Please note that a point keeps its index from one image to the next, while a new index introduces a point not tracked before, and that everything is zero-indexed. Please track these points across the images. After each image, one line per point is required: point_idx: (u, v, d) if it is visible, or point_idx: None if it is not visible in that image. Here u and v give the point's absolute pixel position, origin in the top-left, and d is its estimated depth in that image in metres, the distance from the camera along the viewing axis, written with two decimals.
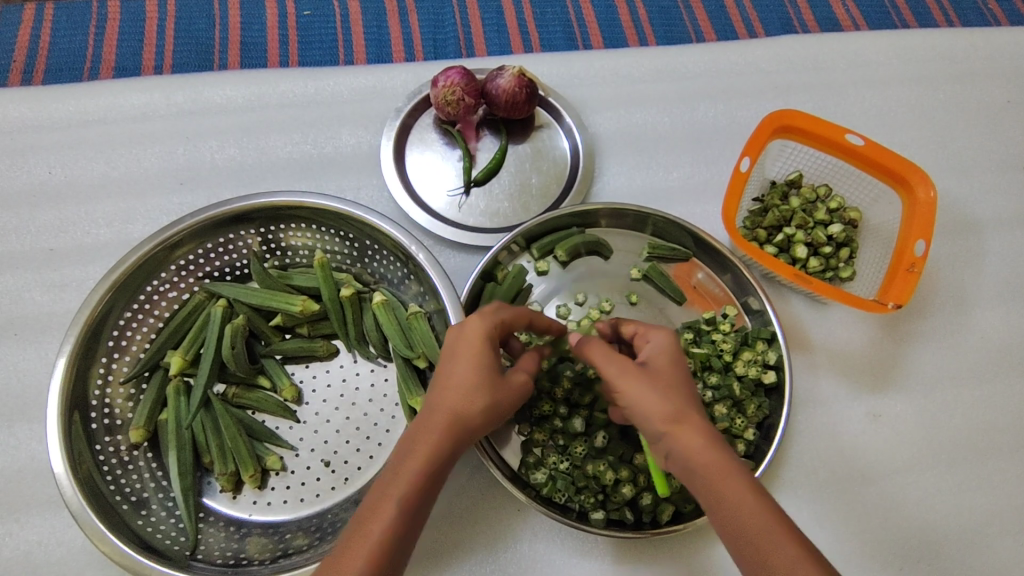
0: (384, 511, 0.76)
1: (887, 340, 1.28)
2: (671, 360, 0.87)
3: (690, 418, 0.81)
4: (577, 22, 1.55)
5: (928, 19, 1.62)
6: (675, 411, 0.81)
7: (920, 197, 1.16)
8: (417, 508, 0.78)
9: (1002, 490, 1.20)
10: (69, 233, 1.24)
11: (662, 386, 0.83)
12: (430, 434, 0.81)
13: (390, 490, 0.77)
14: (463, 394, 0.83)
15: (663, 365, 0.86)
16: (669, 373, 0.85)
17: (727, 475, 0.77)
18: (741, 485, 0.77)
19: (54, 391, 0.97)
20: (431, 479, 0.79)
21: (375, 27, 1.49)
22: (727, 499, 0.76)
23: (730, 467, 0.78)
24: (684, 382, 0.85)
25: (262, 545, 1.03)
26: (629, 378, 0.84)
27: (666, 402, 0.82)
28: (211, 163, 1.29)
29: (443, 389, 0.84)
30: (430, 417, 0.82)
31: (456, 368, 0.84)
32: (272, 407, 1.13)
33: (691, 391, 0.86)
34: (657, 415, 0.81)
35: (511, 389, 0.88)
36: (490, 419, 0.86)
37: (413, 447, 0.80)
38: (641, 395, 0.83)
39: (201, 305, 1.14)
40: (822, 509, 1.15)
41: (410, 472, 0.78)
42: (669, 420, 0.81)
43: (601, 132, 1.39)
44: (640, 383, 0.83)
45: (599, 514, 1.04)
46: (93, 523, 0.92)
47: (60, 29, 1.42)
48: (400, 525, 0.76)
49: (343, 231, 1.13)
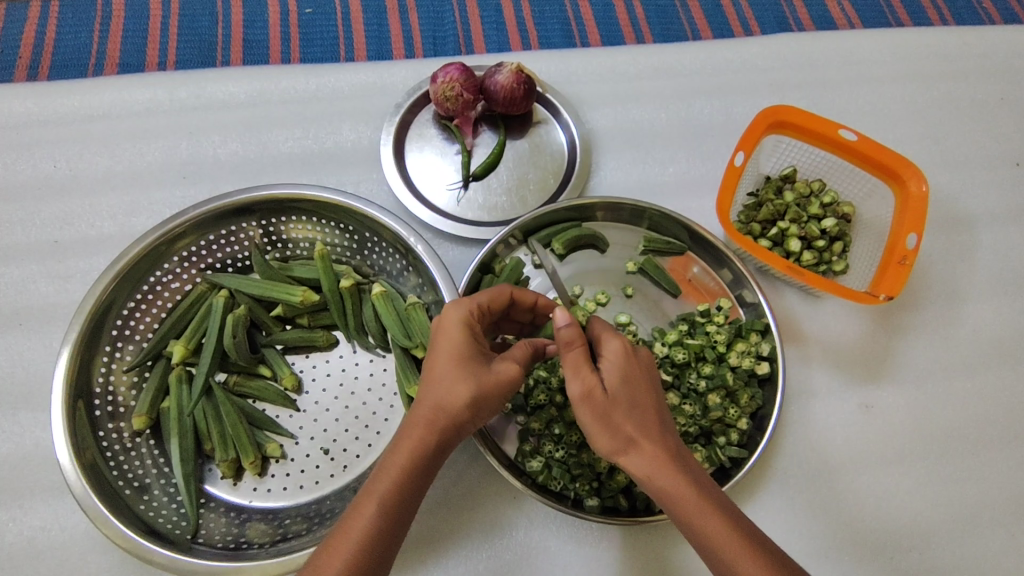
0: (365, 509, 0.78)
1: (879, 332, 1.29)
2: (627, 379, 0.85)
3: (642, 444, 0.81)
4: (575, 20, 1.57)
5: (922, 18, 1.63)
6: (625, 440, 0.82)
7: (912, 191, 1.18)
8: (399, 505, 0.79)
9: (991, 480, 1.22)
10: (74, 225, 1.26)
11: (615, 416, 0.82)
12: (413, 431, 0.82)
13: (370, 490, 0.79)
14: (446, 387, 0.83)
15: (617, 389, 0.83)
16: (625, 397, 0.83)
17: (684, 496, 0.79)
18: (702, 501, 0.79)
19: (59, 379, 0.99)
20: (413, 475, 0.80)
21: (375, 25, 1.51)
22: (688, 519, 0.80)
23: (687, 487, 0.80)
24: (641, 402, 0.84)
25: (261, 530, 1.04)
26: (585, 407, 0.83)
27: (616, 432, 0.82)
28: (213, 157, 1.31)
29: (426, 384, 0.85)
30: (415, 412, 0.84)
31: (436, 363, 0.85)
32: (272, 396, 1.14)
33: (652, 406, 0.85)
34: (608, 444, 0.83)
35: (500, 377, 0.85)
36: (479, 412, 0.85)
37: (399, 442, 0.82)
38: (594, 426, 0.83)
39: (203, 296, 1.16)
40: (815, 498, 1.17)
41: (391, 469, 0.80)
42: (618, 450, 0.82)
43: (598, 127, 1.41)
44: (595, 414, 0.83)
45: (593, 501, 1.07)
46: (96, 507, 0.94)
47: (65, 26, 1.44)
48: (384, 522, 0.77)
49: (343, 223, 1.15)
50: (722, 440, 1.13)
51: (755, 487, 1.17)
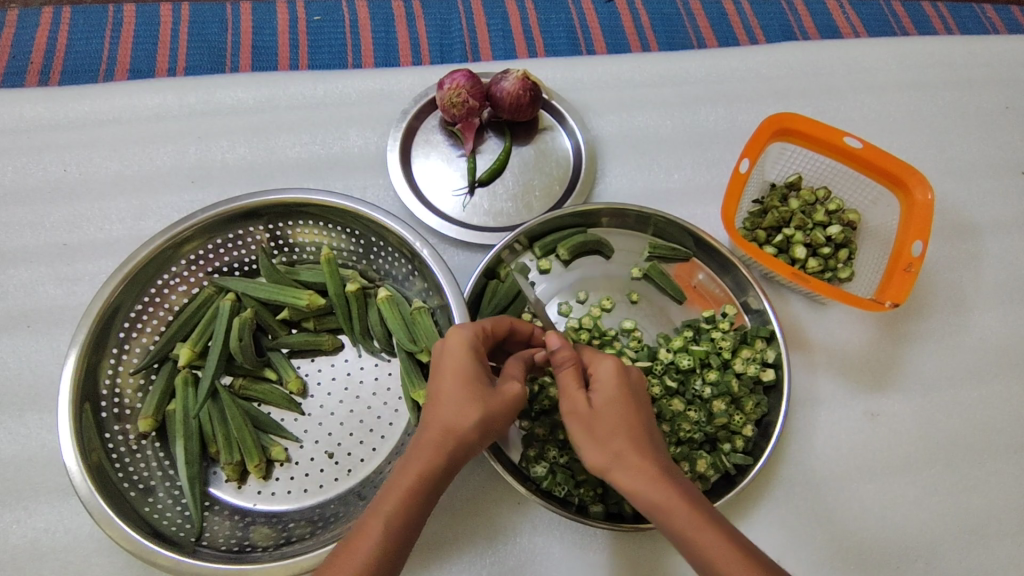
0: (372, 528, 0.76)
1: (885, 340, 1.29)
2: (614, 395, 0.85)
3: (629, 458, 0.80)
4: (580, 27, 1.59)
5: (927, 27, 1.66)
6: (613, 454, 0.81)
7: (918, 199, 1.17)
8: (406, 526, 0.77)
9: (999, 490, 1.21)
10: (83, 228, 1.27)
11: (602, 431, 0.83)
12: (423, 452, 0.80)
13: (378, 506, 0.78)
14: (454, 408, 0.83)
15: (603, 405, 0.84)
16: (613, 407, 0.84)
17: (675, 509, 0.77)
18: (694, 515, 0.76)
19: (66, 381, 0.99)
20: (422, 494, 0.79)
21: (383, 32, 1.53)
22: (680, 534, 0.76)
23: (678, 500, 0.77)
24: (627, 417, 0.84)
25: (265, 533, 1.04)
26: (573, 422, 0.85)
27: (602, 448, 0.82)
28: (221, 161, 1.32)
29: (434, 406, 0.84)
30: (424, 434, 0.83)
31: (445, 384, 0.85)
32: (278, 400, 1.15)
33: (641, 421, 0.84)
34: (595, 459, 0.82)
35: (507, 398, 0.86)
36: (489, 432, 0.85)
37: (409, 463, 0.80)
38: (583, 443, 0.84)
39: (210, 299, 1.17)
40: (820, 506, 1.16)
41: (400, 488, 0.78)
42: (605, 465, 0.81)
43: (602, 134, 1.41)
44: (583, 430, 0.84)
45: (598, 507, 1.06)
46: (102, 508, 0.94)
47: (78, 32, 1.46)
48: (390, 541, 0.76)
49: (349, 228, 1.16)
50: (727, 447, 1.13)
51: (758, 494, 1.16)
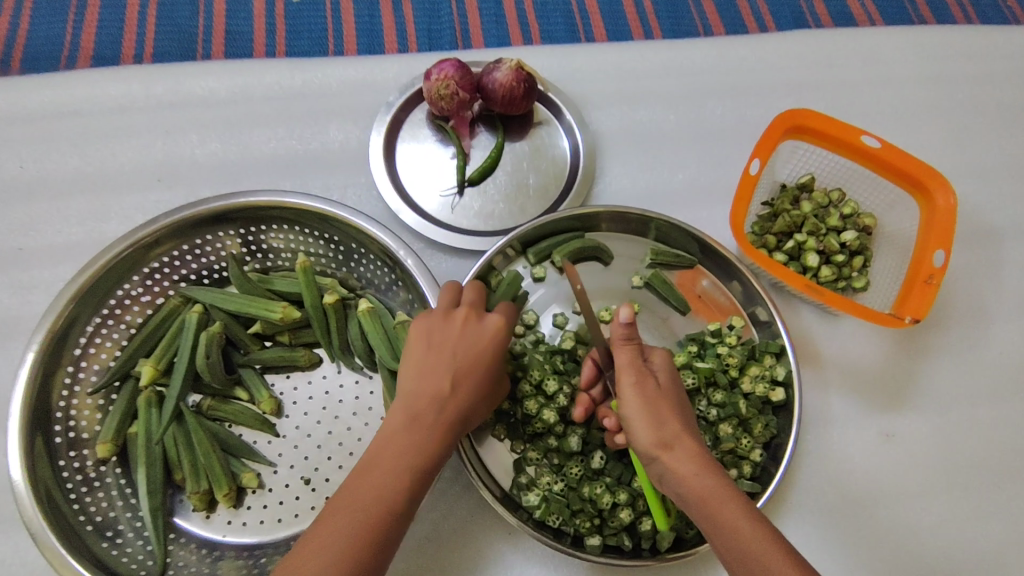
0: (379, 505, 0.76)
1: (900, 354, 1.21)
2: (675, 384, 0.87)
3: (686, 439, 0.80)
4: (579, 13, 1.49)
5: (946, 15, 1.56)
6: (670, 432, 0.80)
7: (939, 205, 1.09)
8: (407, 504, 0.79)
9: (1019, 516, 1.14)
10: (39, 231, 1.17)
11: (662, 410, 0.82)
12: (438, 437, 0.82)
13: (388, 485, 0.78)
14: (474, 403, 0.87)
15: (666, 387, 0.84)
16: (669, 394, 0.84)
17: (726, 495, 0.76)
18: (742, 504, 0.76)
19: (15, 406, 0.91)
20: (427, 475, 0.81)
21: (367, 17, 1.43)
22: (725, 520, 0.74)
23: (728, 488, 0.77)
24: (683, 406, 0.85)
25: (235, 567, 0.97)
26: (635, 390, 0.82)
27: (660, 424, 0.80)
28: (190, 158, 1.22)
29: (458, 391, 0.85)
30: (444, 416, 0.83)
31: (472, 373, 0.86)
32: (250, 420, 1.06)
33: (690, 415, 0.86)
34: (651, 432, 0.80)
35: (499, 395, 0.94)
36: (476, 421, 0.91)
37: (425, 445, 0.81)
38: (641, 413, 0.81)
39: (175, 311, 1.08)
40: (832, 534, 1.09)
41: (413, 471, 0.79)
42: (659, 441, 0.79)
43: (602, 130, 1.32)
44: (644, 400, 0.82)
45: (595, 540, 0.98)
46: (54, 547, 0.87)
47: (38, 16, 1.35)
48: (392, 520, 0.77)
49: (326, 234, 1.06)
50: (733, 473, 1.06)
51: None
